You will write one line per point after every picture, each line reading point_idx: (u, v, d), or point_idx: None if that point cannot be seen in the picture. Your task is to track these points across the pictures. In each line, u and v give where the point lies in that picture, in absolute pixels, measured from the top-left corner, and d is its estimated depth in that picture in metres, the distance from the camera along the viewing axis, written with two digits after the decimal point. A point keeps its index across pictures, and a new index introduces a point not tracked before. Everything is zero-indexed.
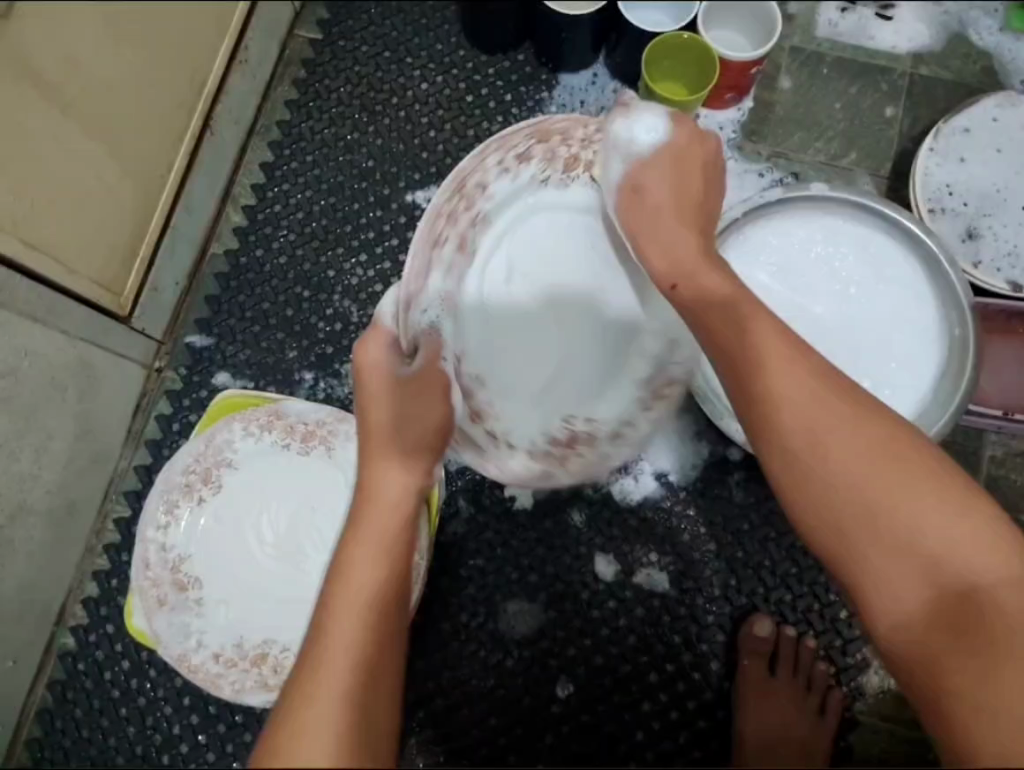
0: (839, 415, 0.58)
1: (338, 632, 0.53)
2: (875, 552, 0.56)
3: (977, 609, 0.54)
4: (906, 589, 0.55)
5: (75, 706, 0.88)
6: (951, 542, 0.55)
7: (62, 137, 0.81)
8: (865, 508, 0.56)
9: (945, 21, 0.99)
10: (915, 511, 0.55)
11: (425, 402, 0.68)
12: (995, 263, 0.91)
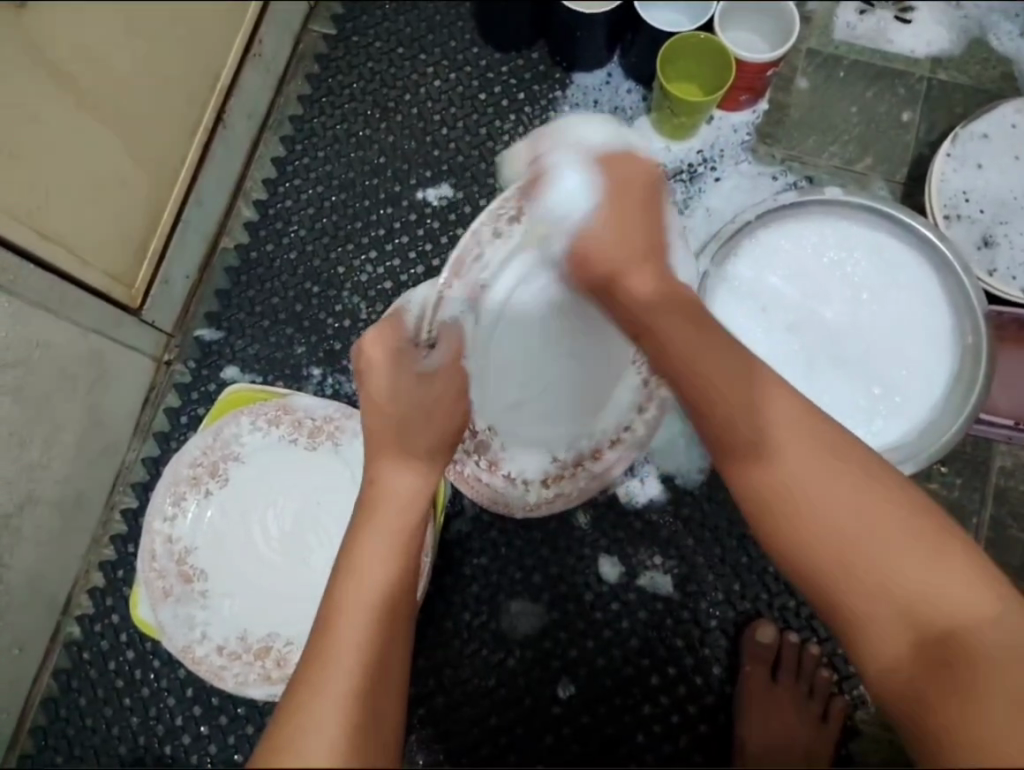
0: (818, 444, 0.58)
1: (344, 631, 0.54)
2: (853, 587, 0.55)
3: (964, 650, 0.52)
4: (898, 628, 0.53)
5: (80, 694, 0.89)
6: (935, 577, 0.53)
7: (76, 128, 0.81)
8: (842, 549, 0.55)
9: (965, 25, 0.98)
10: (892, 546, 0.54)
11: (449, 393, 0.69)
12: (1010, 271, 0.90)
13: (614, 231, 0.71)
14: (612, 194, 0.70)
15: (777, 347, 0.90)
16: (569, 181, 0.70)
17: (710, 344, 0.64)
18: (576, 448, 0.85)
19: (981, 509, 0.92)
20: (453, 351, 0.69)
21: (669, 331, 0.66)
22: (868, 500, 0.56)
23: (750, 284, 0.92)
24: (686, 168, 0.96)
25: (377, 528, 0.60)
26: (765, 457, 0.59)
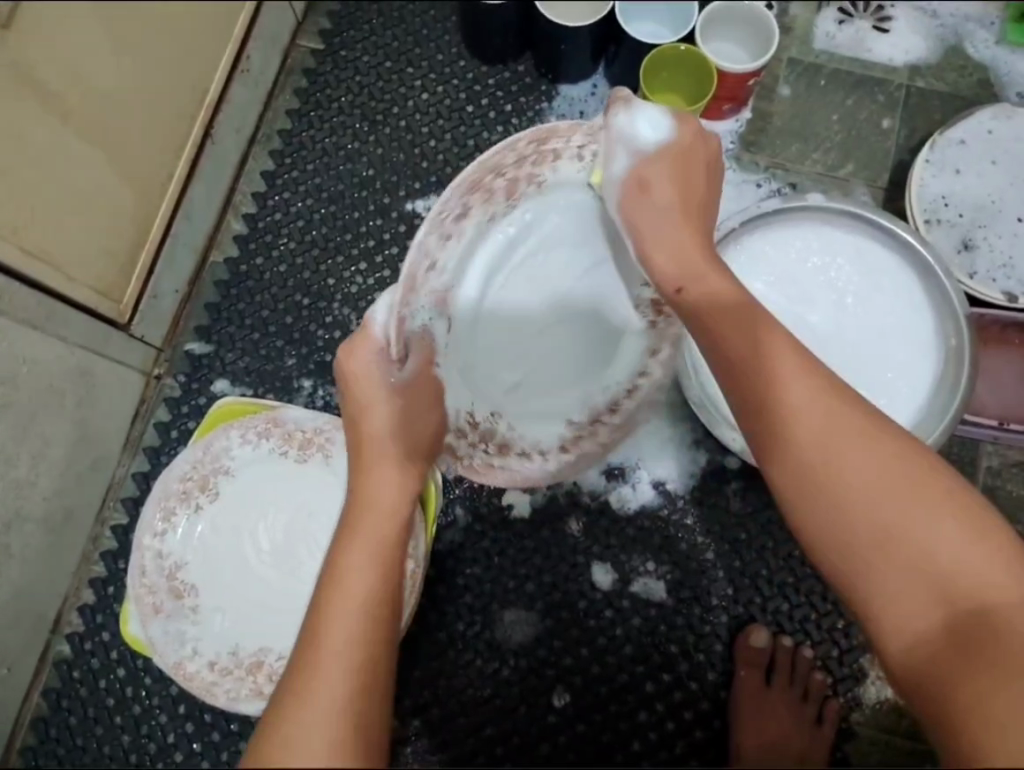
0: (857, 426, 0.58)
1: (336, 629, 0.54)
2: (881, 566, 0.55)
3: (989, 631, 0.52)
4: (916, 605, 0.54)
5: (70, 713, 0.88)
6: (964, 558, 0.53)
7: (62, 144, 0.81)
8: (867, 522, 0.55)
9: (941, 34, 1.00)
10: (921, 518, 0.54)
11: (420, 407, 0.74)
12: (991, 273, 0.91)
13: (677, 189, 0.74)
14: (679, 144, 0.75)
15: None
16: (643, 129, 0.75)
17: (758, 325, 0.63)
18: (589, 407, 0.93)
19: None
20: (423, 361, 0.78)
21: (726, 314, 0.65)
22: (896, 473, 0.56)
23: None
24: None
25: (360, 535, 0.60)
26: (801, 443, 0.58)
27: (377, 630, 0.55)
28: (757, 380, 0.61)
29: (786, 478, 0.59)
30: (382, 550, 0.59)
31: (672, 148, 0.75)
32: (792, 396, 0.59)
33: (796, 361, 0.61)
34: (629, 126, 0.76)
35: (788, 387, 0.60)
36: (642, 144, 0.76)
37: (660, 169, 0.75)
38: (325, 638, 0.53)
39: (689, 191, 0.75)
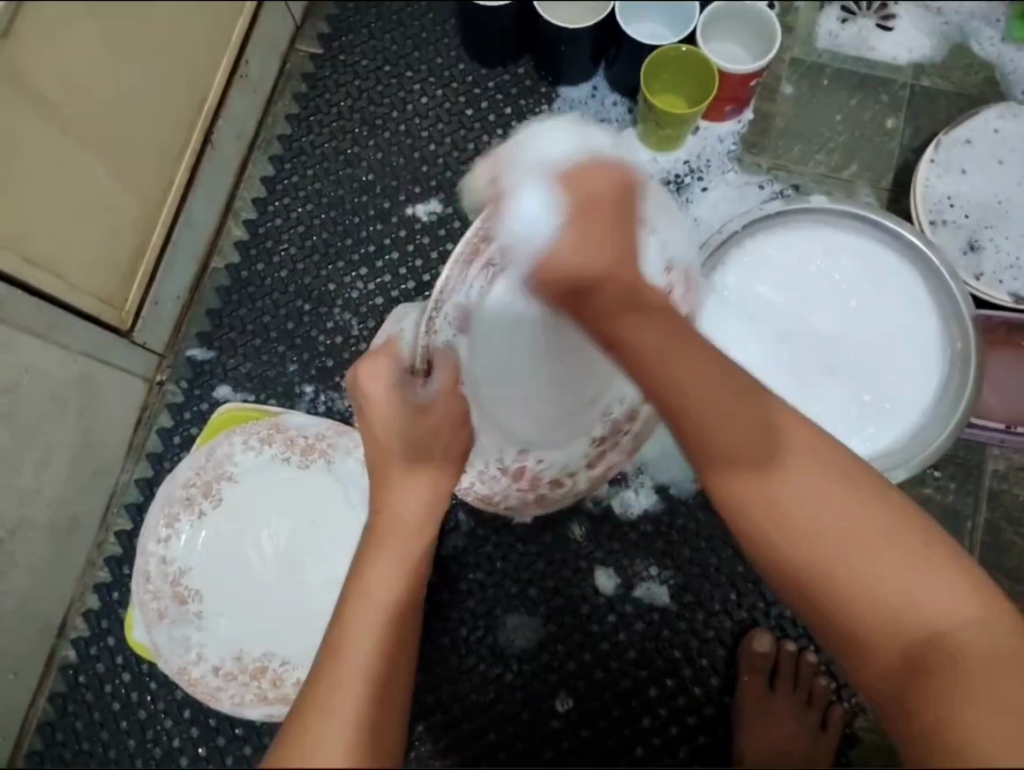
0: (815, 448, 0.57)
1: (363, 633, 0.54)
2: (834, 593, 0.53)
3: (947, 652, 0.51)
4: (876, 632, 0.52)
5: (76, 718, 0.89)
6: (917, 577, 0.52)
7: (62, 153, 0.82)
8: (821, 548, 0.54)
9: (946, 32, 0.98)
10: (869, 546, 0.53)
11: (444, 426, 0.66)
12: (997, 274, 0.90)
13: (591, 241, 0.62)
14: (580, 192, 0.62)
15: (767, 357, 0.91)
16: (528, 208, 0.63)
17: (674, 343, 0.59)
18: (523, 458, 0.82)
19: (976, 514, 0.92)
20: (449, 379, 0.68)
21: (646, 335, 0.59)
22: (843, 498, 0.54)
23: (739, 293, 0.92)
24: (673, 179, 0.96)
25: (388, 549, 0.60)
26: (749, 470, 0.56)
27: (395, 640, 0.55)
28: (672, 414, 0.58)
29: (740, 500, 0.57)
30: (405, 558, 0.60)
31: (587, 194, 0.62)
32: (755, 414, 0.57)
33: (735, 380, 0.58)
34: (523, 183, 0.64)
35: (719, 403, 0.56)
36: (545, 178, 0.64)
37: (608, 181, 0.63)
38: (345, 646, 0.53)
39: (592, 221, 0.62)
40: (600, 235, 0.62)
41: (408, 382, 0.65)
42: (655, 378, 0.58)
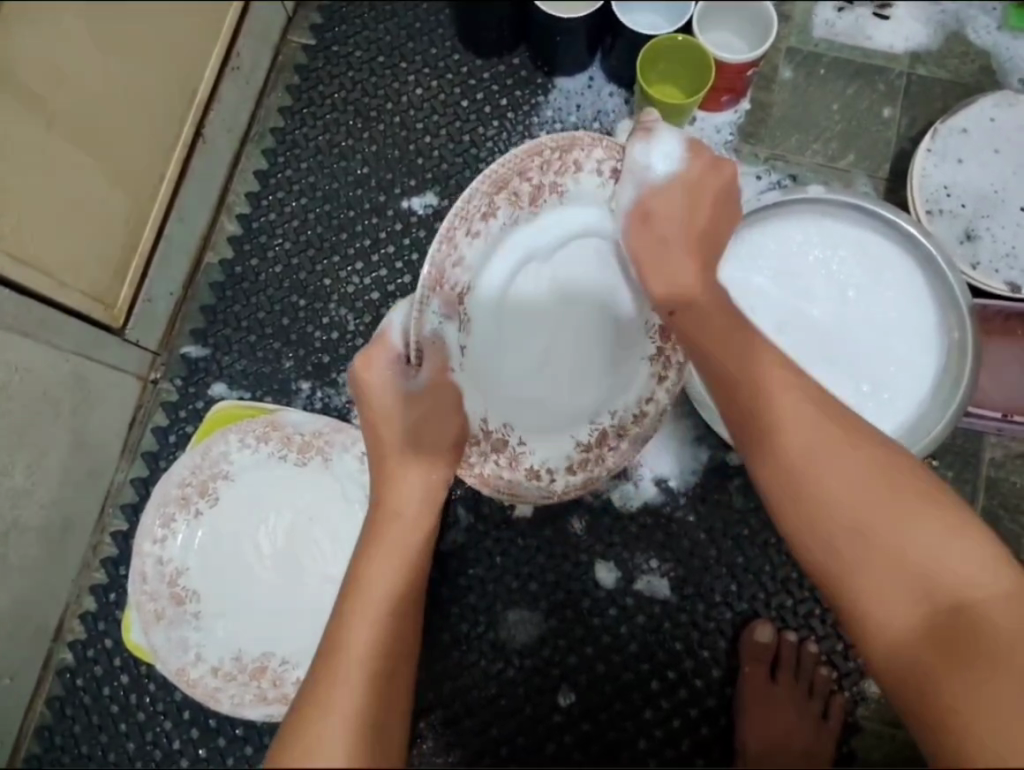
0: (837, 432, 0.61)
1: (354, 631, 0.54)
2: (865, 562, 0.57)
3: (969, 621, 0.55)
4: (900, 603, 0.56)
5: (74, 721, 0.88)
6: (944, 550, 0.56)
7: (48, 148, 0.80)
8: (864, 513, 0.58)
9: (942, 20, 0.98)
10: (902, 518, 0.57)
11: (443, 409, 0.66)
12: (994, 264, 0.90)
13: (681, 221, 0.70)
14: (694, 178, 0.69)
15: None
16: (656, 160, 0.69)
17: (728, 329, 0.66)
18: (598, 426, 0.81)
19: (974, 502, 0.92)
20: (438, 368, 0.65)
21: (701, 319, 0.67)
22: (874, 475, 0.59)
23: (738, 285, 0.92)
24: None
25: (381, 547, 0.61)
26: (781, 441, 0.61)
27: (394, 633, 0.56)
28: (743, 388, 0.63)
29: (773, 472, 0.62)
30: (402, 555, 0.61)
31: (685, 180, 0.69)
32: (788, 407, 0.62)
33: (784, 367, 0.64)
34: (637, 159, 0.69)
35: (773, 383, 0.63)
36: (653, 177, 0.69)
37: (676, 203, 0.70)
38: (344, 647, 0.54)
39: (691, 226, 0.70)
40: (685, 248, 0.70)
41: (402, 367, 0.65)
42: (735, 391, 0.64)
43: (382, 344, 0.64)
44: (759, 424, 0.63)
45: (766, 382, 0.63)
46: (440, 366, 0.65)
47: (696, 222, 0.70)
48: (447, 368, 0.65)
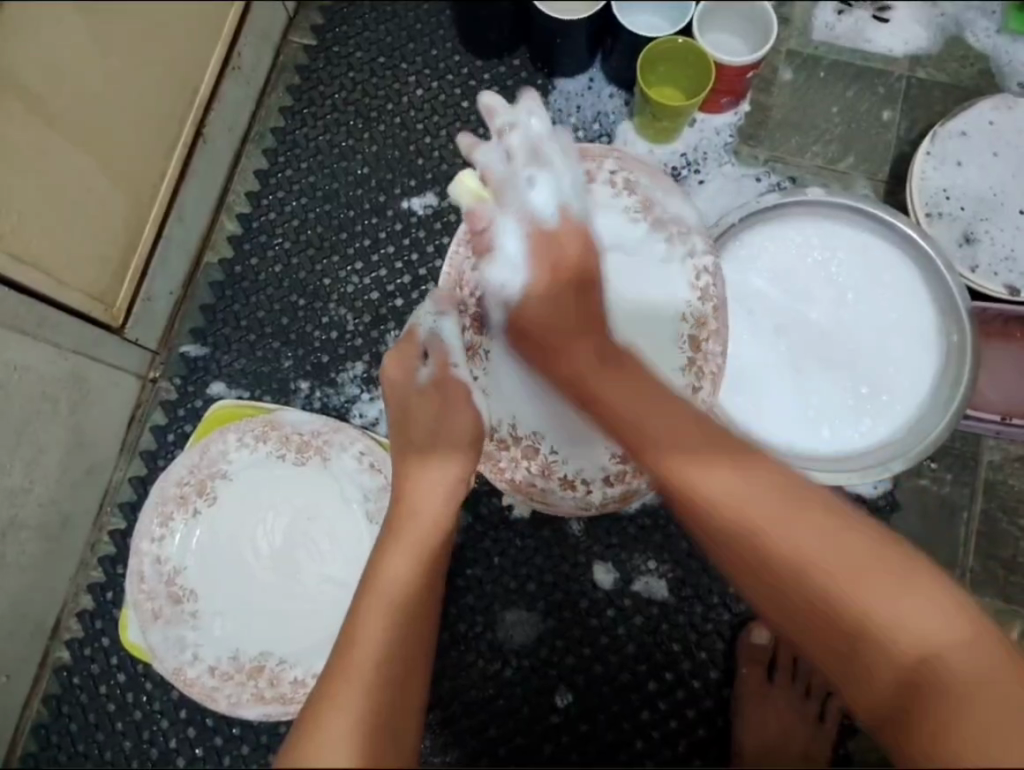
0: (771, 499, 0.59)
1: (368, 626, 0.55)
2: (824, 631, 0.56)
3: (934, 675, 0.52)
4: (870, 670, 0.54)
5: (71, 720, 0.88)
6: (896, 607, 0.54)
7: (48, 147, 0.80)
8: (809, 584, 0.56)
9: (942, 23, 0.98)
10: (847, 584, 0.55)
11: (450, 412, 0.72)
12: (993, 267, 0.90)
13: (558, 310, 0.72)
14: (550, 261, 0.72)
15: (765, 350, 0.91)
16: (505, 239, 0.73)
17: (649, 402, 0.66)
18: None
19: (972, 504, 0.92)
20: (441, 361, 0.75)
21: (611, 396, 0.67)
22: (813, 543, 0.56)
23: (737, 286, 0.92)
24: (670, 171, 0.96)
25: (404, 545, 0.62)
26: (713, 520, 0.60)
27: (409, 633, 0.56)
28: (665, 471, 0.63)
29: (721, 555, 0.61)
30: (423, 552, 0.62)
31: (548, 255, 0.72)
32: (715, 486, 0.60)
33: (710, 441, 0.63)
34: (499, 228, 0.73)
35: (687, 453, 0.62)
36: (510, 293, 0.74)
37: (545, 302, 0.72)
38: (360, 642, 0.54)
39: (560, 302, 0.72)
40: (577, 329, 0.71)
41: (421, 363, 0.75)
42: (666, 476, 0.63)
43: (408, 340, 0.77)
44: (690, 511, 0.61)
45: (683, 460, 0.62)
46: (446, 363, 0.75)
47: (571, 308, 0.72)
48: (451, 363, 0.75)
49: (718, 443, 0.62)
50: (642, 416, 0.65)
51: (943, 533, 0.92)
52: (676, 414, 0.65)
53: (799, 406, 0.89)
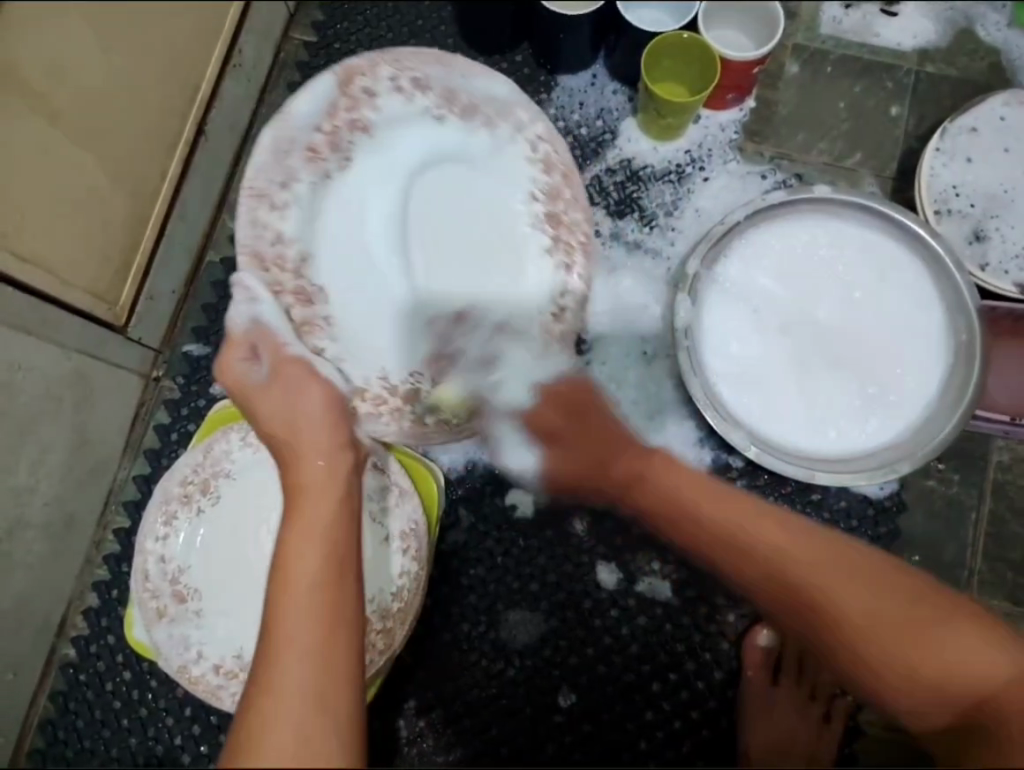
0: (837, 567, 0.66)
1: (287, 620, 0.53)
2: (884, 675, 0.63)
3: (994, 711, 0.58)
4: (928, 712, 0.61)
5: (77, 717, 0.88)
6: (944, 648, 0.61)
7: (50, 146, 0.80)
8: (871, 636, 0.63)
9: (951, 16, 0.97)
10: (903, 630, 0.62)
11: (298, 403, 0.69)
12: (1003, 264, 0.89)
13: (579, 454, 0.83)
14: (558, 412, 0.83)
15: (769, 349, 0.90)
16: (514, 452, 0.88)
17: (729, 508, 0.72)
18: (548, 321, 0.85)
19: (980, 505, 0.91)
20: (273, 351, 0.71)
21: (673, 493, 0.75)
22: (870, 599, 0.64)
23: (741, 285, 0.91)
24: (674, 169, 0.95)
25: (300, 528, 0.59)
26: (794, 594, 0.67)
27: (326, 607, 0.54)
28: (748, 558, 0.70)
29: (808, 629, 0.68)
30: (322, 530, 0.59)
31: (555, 402, 0.84)
32: (792, 556, 0.68)
33: (785, 528, 0.70)
34: (509, 442, 0.87)
35: (773, 539, 0.69)
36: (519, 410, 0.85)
37: (555, 423, 0.83)
38: (278, 636, 0.52)
39: (574, 430, 0.83)
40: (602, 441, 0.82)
41: (253, 361, 0.71)
42: (747, 563, 0.70)
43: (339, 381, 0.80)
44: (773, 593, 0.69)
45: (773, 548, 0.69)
46: (278, 354, 0.71)
47: (590, 437, 0.82)
48: (282, 350, 0.71)
49: (791, 527, 0.70)
50: (722, 516, 0.72)
51: (951, 535, 0.91)
52: (761, 508, 0.72)
53: (805, 406, 0.88)
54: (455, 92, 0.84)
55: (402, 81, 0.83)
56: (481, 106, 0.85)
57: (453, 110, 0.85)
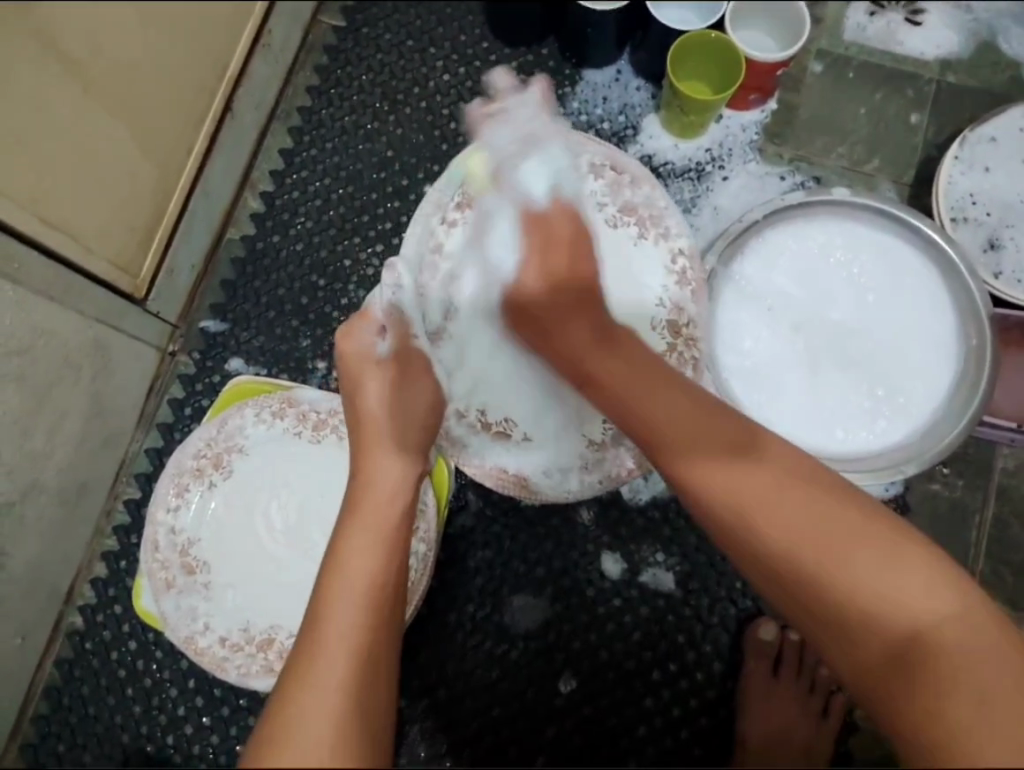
0: (792, 471, 0.61)
1: (339, 611, 0.55)
2: (805, 595, 0.57)
3: (930, 646, 0.52)
4: (861, 642, 0.55)
5: (82, 684, 0.89)
6: (890, 574, 0.54)
7: (82, 116, 0.81)
8: (806, 548, 0.57)
9: (974, 28, 0.98)
10: (840, 548, 0.56)
11: (409, 401, 0.73)
12: (1016, 273, 0.90)
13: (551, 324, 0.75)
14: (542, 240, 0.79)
15: (781, 348, 0.91)
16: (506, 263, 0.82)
17: (668, 397, 0.67)
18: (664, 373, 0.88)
19: (983, 509, 0.93)
20: (403, 336, 0.77)
21: (614, 372, 0.70)
22: (820, 506, 0.58)
23: (756, 284, 0.92)
24: (693, 167, 0.96)
25: (358, 522, 0.61)
26: (719, 471, 0.62)
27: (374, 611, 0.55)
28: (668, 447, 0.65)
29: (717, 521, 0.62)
30: (386, 539, 0.60)
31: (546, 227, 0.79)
32: (712, 457, 0.63)
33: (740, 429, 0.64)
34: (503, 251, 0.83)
35: (687, 458, 0.64)
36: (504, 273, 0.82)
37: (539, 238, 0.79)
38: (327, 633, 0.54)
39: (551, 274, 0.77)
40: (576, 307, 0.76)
41: (378, 338, 0.76)
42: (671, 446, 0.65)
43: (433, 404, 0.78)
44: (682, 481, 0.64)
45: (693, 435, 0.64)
46: (404, 340, 0.77)
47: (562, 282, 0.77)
48: (413, 338, 0.77)
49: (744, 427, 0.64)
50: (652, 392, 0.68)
51: (953, 538, 0.92)
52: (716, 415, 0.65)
53: (816, 406, 0.89)
54: (625, 196, 0.92)
55: (599, 167, 0.91)
56: (638, 209, 0.91)
57: (614, 204, 0.91)
